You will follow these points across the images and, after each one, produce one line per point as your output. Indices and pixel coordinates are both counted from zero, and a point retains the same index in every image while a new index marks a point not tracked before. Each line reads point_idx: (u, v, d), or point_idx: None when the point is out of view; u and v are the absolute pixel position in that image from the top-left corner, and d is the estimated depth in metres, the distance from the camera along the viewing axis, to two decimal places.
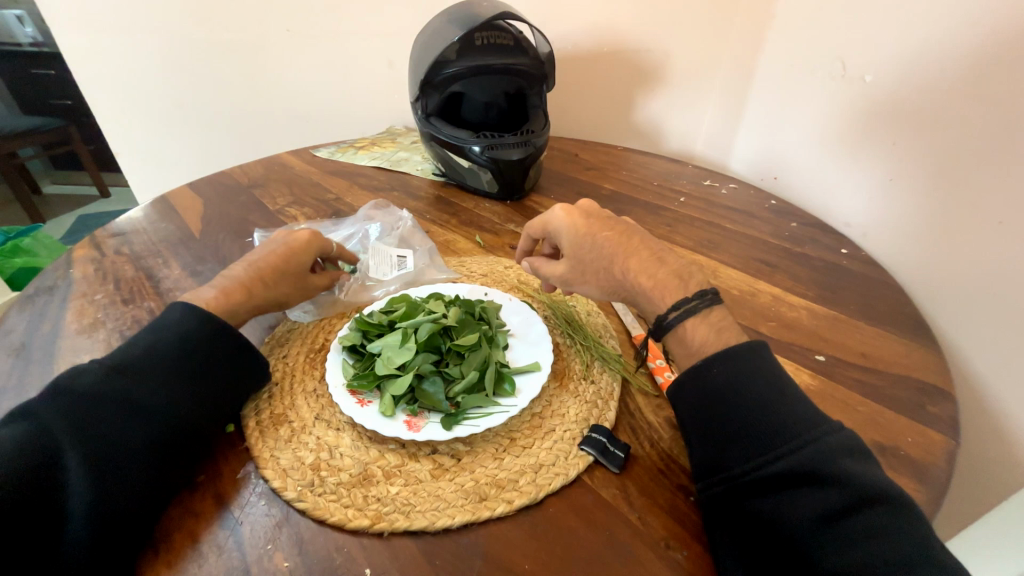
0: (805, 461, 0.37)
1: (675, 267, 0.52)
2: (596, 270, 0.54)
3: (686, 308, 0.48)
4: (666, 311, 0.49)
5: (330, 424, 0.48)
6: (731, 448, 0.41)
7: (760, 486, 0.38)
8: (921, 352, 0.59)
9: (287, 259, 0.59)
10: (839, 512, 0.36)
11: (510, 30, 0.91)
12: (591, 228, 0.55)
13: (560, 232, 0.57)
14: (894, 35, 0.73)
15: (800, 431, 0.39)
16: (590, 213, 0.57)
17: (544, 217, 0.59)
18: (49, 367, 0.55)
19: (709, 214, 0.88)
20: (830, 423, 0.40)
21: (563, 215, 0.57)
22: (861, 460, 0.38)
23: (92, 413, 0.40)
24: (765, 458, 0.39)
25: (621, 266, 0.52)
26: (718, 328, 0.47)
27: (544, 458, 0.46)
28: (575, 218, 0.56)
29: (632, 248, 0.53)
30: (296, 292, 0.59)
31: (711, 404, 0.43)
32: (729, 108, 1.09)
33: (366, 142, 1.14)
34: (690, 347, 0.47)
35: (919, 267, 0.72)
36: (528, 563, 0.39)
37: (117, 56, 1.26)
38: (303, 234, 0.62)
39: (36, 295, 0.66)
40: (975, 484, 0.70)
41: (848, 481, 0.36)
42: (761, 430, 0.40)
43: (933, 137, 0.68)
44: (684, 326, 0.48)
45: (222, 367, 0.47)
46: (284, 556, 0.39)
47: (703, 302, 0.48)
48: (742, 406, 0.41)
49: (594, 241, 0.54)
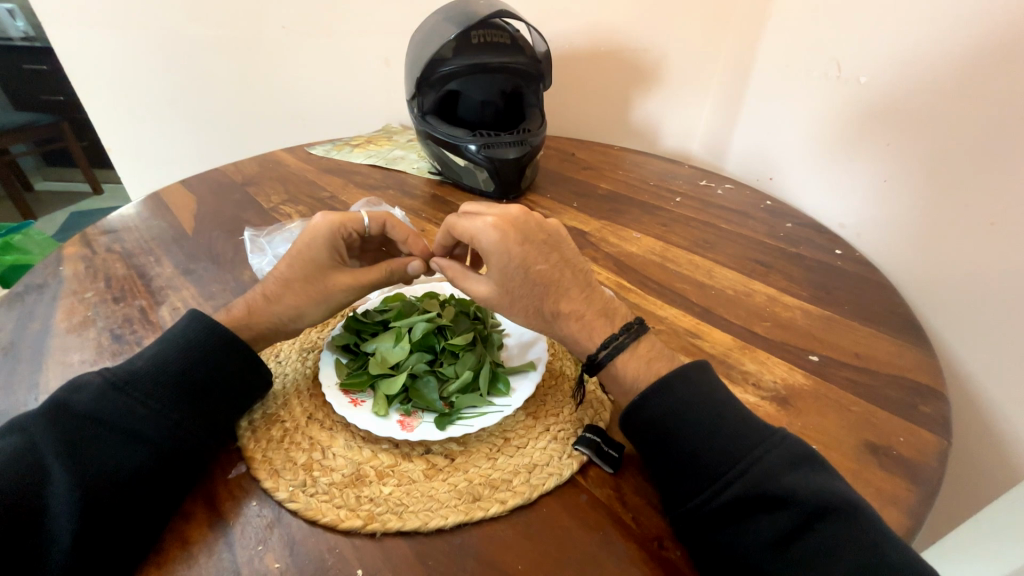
0: (751, 485, 0.37)
1: (604, 302, 0.49)
2: (526, 304, 0.48)
3: (614, 345, 0.46)
4: (596, 349, 0.47)
5: (324, 424, 0.48)
6: (687, 481, 0.40)
7: (718, 517, 0.38)
8: (913, 353, 0.59)
9: (292, 266, 0.53)
10: (792, 532, 0.36)
11: (507, 29, 0.91)
12: (527, 255, 0.47)
13: (489, 254, 0.47)
14: (889, 36, 0.73)
15: (748, 449, 0.39)
16: (527, 232, 0.48)
17: (469, 228, 0.49)
18: (38, 366, 0.54)
19: (704, 215, 0.88)
20: (775, 433, 0.40)
21: (495, 234, 0.47)
22: (806, 472, 0.38)
23: (84, 428, 0.40)
24: (716, 487, 0.38)
25: (554, 307, 0.48)
26: (650, 360, 0.46)
27: (538, 458, 0.45)
28: (509, 240, 0.47)
29: (567, 282, 0.48)
30: (306, 301, 0.53)
31: (661, 433, 0.42)
32: (726, 109, 1.10)
33: (362, 139, 1.14)
34: (625, 384, 0.46)
35: (911, 266, 0.73)
36: (521, 563, 0.38)
37: (109, 53, 1.24)
38: (314, 224, 0.54)
39: (26, 294, 0.65)
40: (969, 483, 0.70)
41: (797, 499, 0.36)
42: (706, 458, 0.40)
43: (926, 139, 0.69)
44: (616, 363, 0.46)
45: (220, 378, 0.46)
46: (275, 557, 0.38)
47: (631, 334, 0.47)
48: (688, 432, 0.41)
49: (528, 274, 0.47)
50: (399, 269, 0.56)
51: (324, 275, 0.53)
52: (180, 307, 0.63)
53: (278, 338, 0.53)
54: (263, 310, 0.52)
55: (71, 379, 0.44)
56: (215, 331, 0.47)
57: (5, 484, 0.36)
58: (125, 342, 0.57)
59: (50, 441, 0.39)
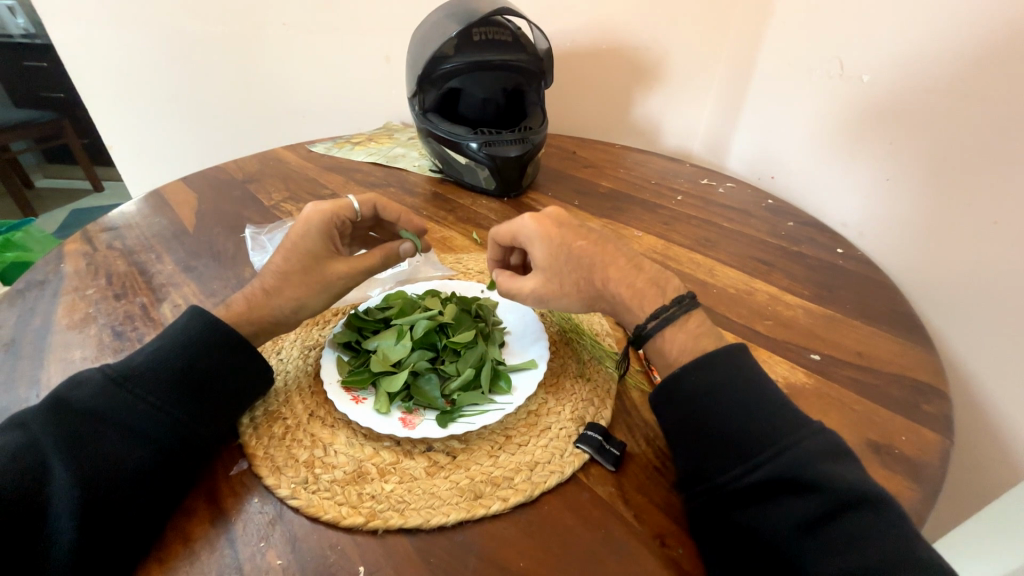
0: (782, 469, 0.37)
1: (653, 273, 0.50)
2: (574, 281, 0.50)
3: (665, 316, 0.46)
4: (645, 320, 0.47)
5: (326, 421, 0.48)
6: (711, 459, 0.40)
7: (741, 496, 0.38)
8: (916, 352, 0.58)
9: (288, 257, 0.53)
10: (816, 519, 0.36)
11: (508, 27, 0.90)
12: (565, 236, 0.51)
13: (533, 242, 0.51)
14: (891, 34, 0.73)
15: (777, 437, 0.39)
16: (563, 221, 0.52)
17: (511, 225, 0.54)
18: (40, 363, 0.54)
19: (706, 214, 0.88)
20: (808, 423, 0.40)
21: (535, 225, 0.52)
22: (837, 463, 0.38)
23: (84, 425, 0.40)
24: (745, 467, 0.39)
25: (602, 275, 0.49)
26: (698, 335, 0.46)
27: (539, 456, 0.45)
28: (547, 227, 0.51)
29: (611, 256, 0.50)
30: (311, 293, 0.53)
31: (691, 412, 0.42)
32: (727, 107, 1.10)
33: (363, 137, 1.14)
34: (668, 357, 0.46)
35: (913, 266, 0.72)
36: (523, 560, 0.38)
37: (110, 51, 1.24)
38: (306, 215, 0.55)
39: (26, 291, 0.65)
40: (971, 484, 0.70)
41: (826, 487, 0.36)
42: (737, 439, 0.40)
43: (931, 137, 0.68)
44: (663, 335, 0.46)
45: (222, 374, 0.46)
46: (277, 554, 0.38)
47: (681, 308, 0.47)
48: (720, 413, 0.41)
49: (571, 252, 0.50)
50: (393, 250, 0.57)
51: (323, 264, 0.53)
52: (182, 305, 0.63)
53: (278, 333, 0.53)
54: (263, 305, 0.51)
55: (72, 376, 0.44)
56: (216, 326, 0.47)
57: (5, 483, 0.36)
58: (126, 338, 0.58)
59: (51, 438, 0.39)
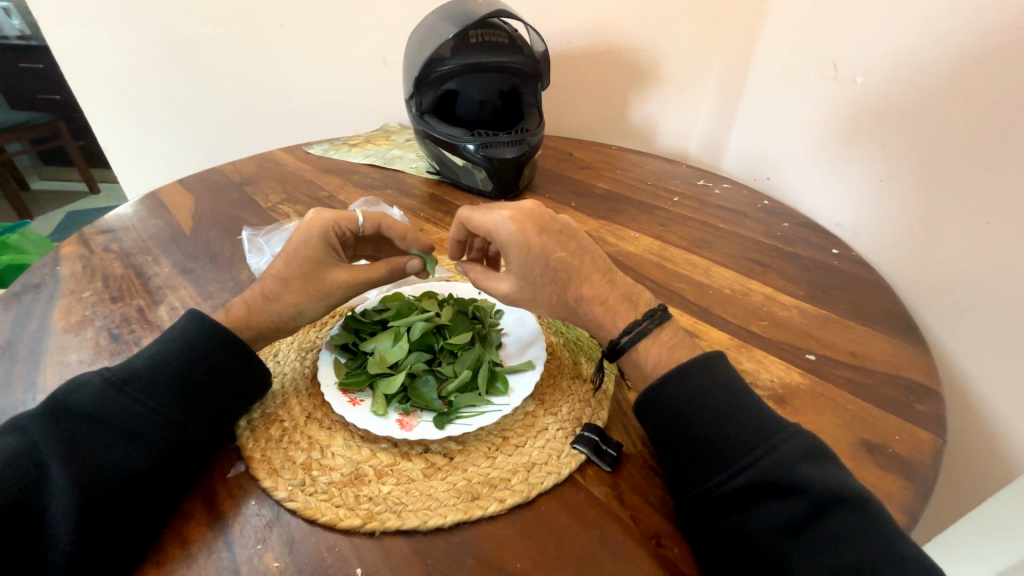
0: (770, 471, 0.38)
1: (626, 288, 0.51)
2: (548, 293, 0.50)
3: (637, 330, 0.47)
4: (619, 335, 0.48)
5: (324, 423, 0.48)
6: (703, 460, 0.40)
7: (732, 497, 0.38)
8: (909, 352, 0.59)
9: (291, 263, 0.53)
10: (802, 519, 0.36)
11: (505, 28, 0.90)
12: (544, 245, 0.49)
13: (509, 246, 0.49)
14: (885, 36, 0.73)
15: (764, 439, 0.39)
16: (542, 223, 0.50)
17: (485, 222, 0.51)
18: (36, 366, 0.54)
19: (702, 215, 0.88)
20: (794, 427, 0.40)
21: (513, 226, 0.49)
22: (822, 465, 0.38)
23: (83, 428, 0.40)
24: (735, 469, 0.39)
25: (575, 292, 0.49)
26: (672, 347, 0.47)
27: (536, 457, 0.45)
28: (526, 231, 0.49)
29: (586, 271, 0.50)
30: (310, 301, 0.53)
31: (682, 416, 0.42)
32: (723, 108, 1.10)
33: (360, 138, 1.14)
34: (645, 370, 0.46)
35: (907, 266, 0.73)
36: (520, 562, 0.38)
37: (104, 52, 1.24)
38: (309, 221, 0.55)
39: (23, 293, 0.65)
40: (966, 483, 0.70)
41: (813, 487, 0.37)
42: (726, 440, 0.40)
43: (923, 138, 0.69)
44: (637, 349, 0.47)
45: (220, 378, 0.46)
46: (274, 556, 0.38)
47: (654, 321, 0.48)
48: (709, 416, 0.41)
49: (548, 263, 0.49)
50: (398, 266, 0.57)
51: (326, 272, 0.53)
52: (179, 307, 0.63)
53: (277, 337, 0.53)
54: (263, 310, 0.51)
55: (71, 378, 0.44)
56: (214, 330, 0.47)
57: (3, 484, 0.36)
58: (124, 341, 0.57)
59: (51, 442, 0.39)
